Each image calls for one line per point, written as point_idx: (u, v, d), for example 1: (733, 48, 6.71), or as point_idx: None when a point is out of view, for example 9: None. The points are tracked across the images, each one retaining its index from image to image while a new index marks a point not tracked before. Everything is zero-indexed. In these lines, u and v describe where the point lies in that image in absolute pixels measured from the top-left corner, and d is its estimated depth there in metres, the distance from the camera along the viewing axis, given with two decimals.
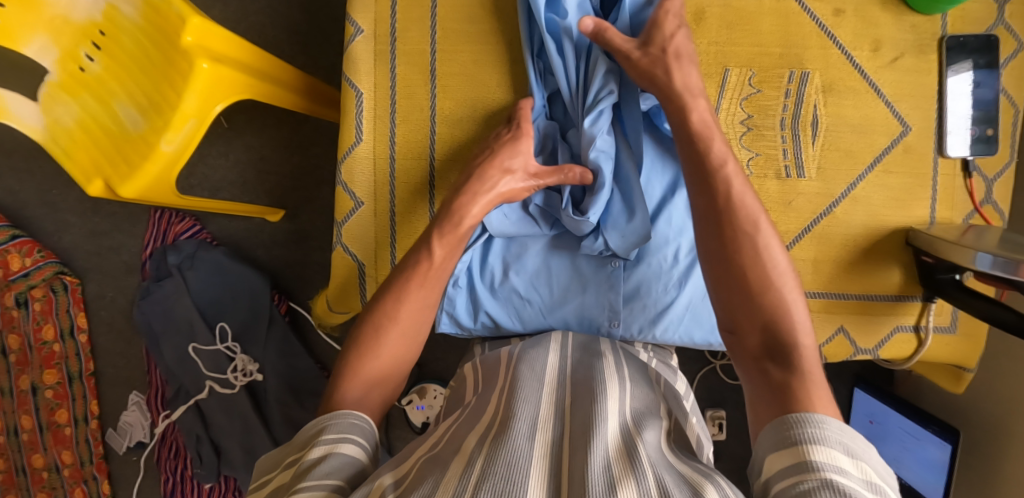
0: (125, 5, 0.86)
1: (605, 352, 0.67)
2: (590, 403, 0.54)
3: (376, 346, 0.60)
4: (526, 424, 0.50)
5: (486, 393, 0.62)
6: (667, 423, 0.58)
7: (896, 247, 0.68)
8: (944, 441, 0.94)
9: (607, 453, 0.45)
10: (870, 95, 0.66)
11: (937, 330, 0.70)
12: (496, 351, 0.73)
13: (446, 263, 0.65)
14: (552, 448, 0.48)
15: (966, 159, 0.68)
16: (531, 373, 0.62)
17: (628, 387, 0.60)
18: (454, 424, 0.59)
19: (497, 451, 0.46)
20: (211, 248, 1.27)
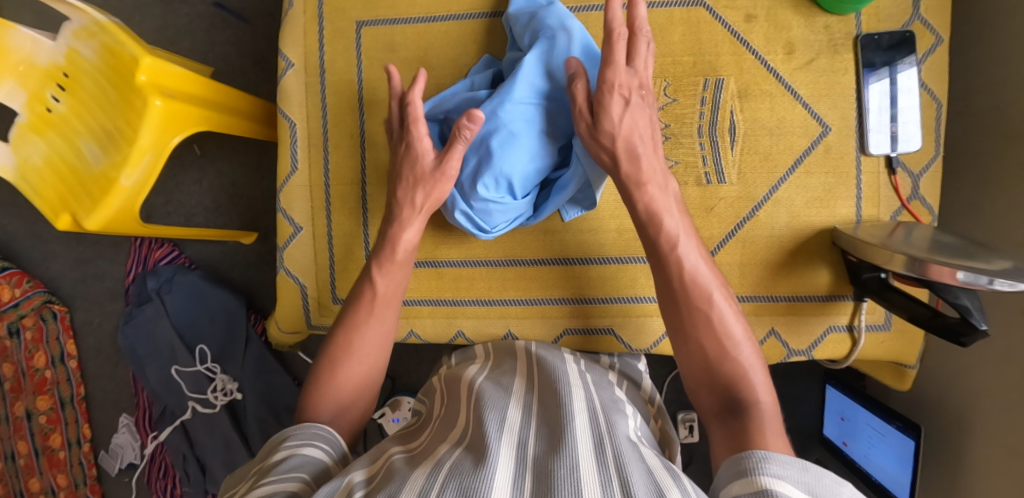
0: (85, 47, 0.90)
1: (568, 358, 0.69)
2: (556, 408, 0.56)
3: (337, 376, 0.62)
4: (495, 428, 0.52)
5: (453, 404, 0.64)
6: (633, 417, 0.60)
7: (823, 247, 0.68)
8: (908, 437, 0.92)
9: (577, 449, 0.48)
10: (785, 98, 0.67)
11: (870, 328, 0.70)
12: (463, 366, 0.73)
13: (394, 288, 0.68)
14: (521, 450, 0.50)
15: (889, 156, 0.68)
16: (498, 383, 0.64)
17: (592, 389, 0.62)
18: (425, 434, 0.61)
19: (470, 457, 0.48)
20: (189, 272, 1.31)
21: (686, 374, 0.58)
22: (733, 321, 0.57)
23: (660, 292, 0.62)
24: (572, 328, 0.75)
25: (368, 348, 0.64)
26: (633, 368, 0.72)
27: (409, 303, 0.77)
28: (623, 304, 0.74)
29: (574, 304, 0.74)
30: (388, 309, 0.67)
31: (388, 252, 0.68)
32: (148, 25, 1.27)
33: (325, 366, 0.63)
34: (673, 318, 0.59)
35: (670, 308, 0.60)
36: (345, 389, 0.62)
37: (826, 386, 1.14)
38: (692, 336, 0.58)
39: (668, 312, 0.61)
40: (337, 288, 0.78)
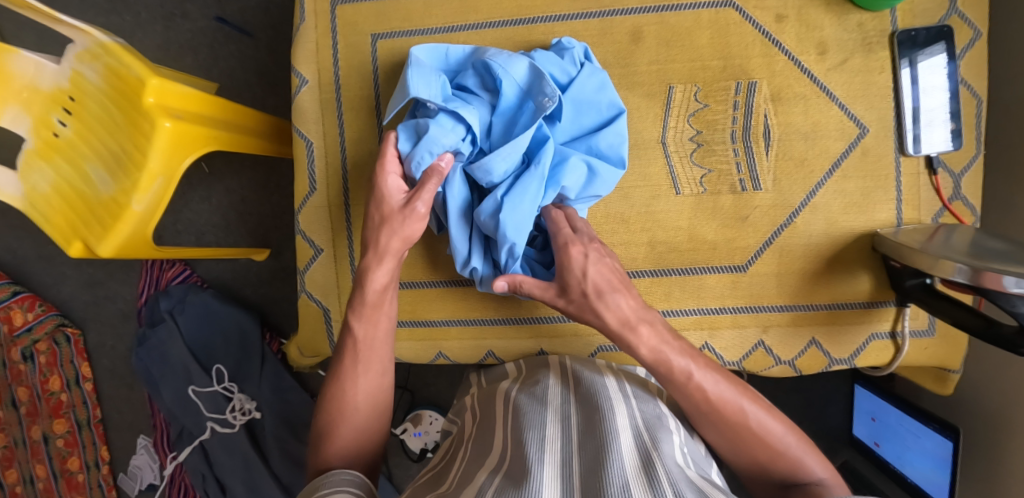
0: (88, 70, 0.88)
1: (606, 370, 0.67)
2: (597, 426, 0.54)
3: (335, 430, 0.62)
4: (534, 452, 0.50)
5: (487, 424, 0.62)
6: (678, 429, 0.59)
7: (863, 253, 0.66)
8: (945, 439, 0.90)
9: (625, 471, 0.46)
10: (820, 100, 0.65)
11: (914, 334, 0.67)
12: (495, 380, 0.72)
13: (374, 333, 0.65)
14: (564, 474, 0.48)
15: (929, 156, 0.65)
16: (534, 399, 0.62)
17: (634, 402, 0.60)
18: (461, 457, 0.59)
19: (512, 484, 0.46)
20: (201, 291, 1.29)
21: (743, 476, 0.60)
22: (772, 422, 0.58)
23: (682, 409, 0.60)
24: (606, 346, 0.73)
25: (365, 400, 0.63)
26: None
27: (434, 323, 0.75)
28: None
29: None
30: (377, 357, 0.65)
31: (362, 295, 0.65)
32: (151, 42, 1.25)
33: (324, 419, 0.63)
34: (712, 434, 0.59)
35: (706, 418, 0.58)
36: (348, 437, 0.62)
37: (854, 386, 1.13)
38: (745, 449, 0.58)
39: (706, 425, 0.59)
40: None
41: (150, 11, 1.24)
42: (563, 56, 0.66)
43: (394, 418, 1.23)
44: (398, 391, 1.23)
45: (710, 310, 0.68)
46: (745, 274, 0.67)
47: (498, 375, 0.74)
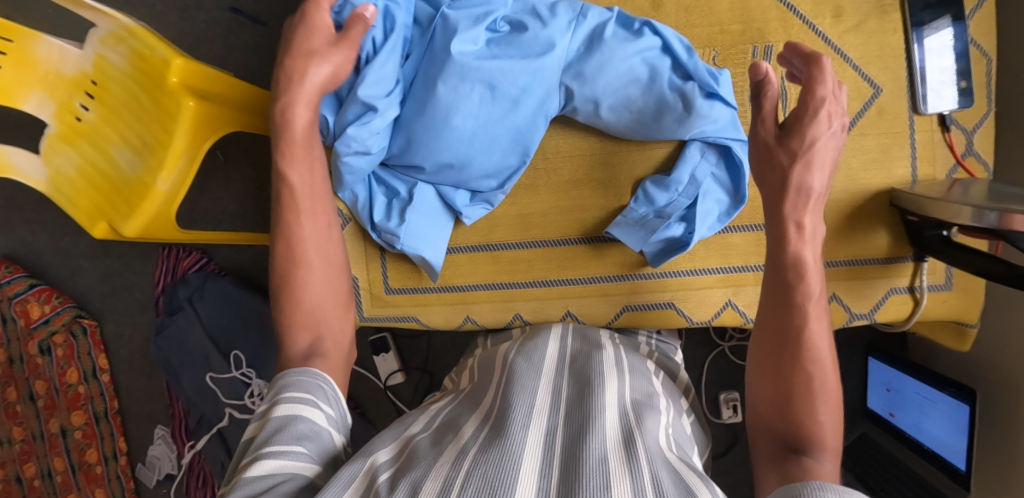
0: (113, 54, 0.90)
1: (606, 347, 0.66)
2: (586, 397, 0.54)
3: (296, 290, 0.61)
4: (521, 414, 0.50)
5: (481, 388, 0.61)
6: (665, 412, 0.58)
7: (881, 209, 0.68)
8: (962, 403, 0.91)
9: (604, 444, 0.45)
10: (835, 61, 0.67)
11: (932, 288, 0.69)
12: (497, 345, 0.71)
13: (309, 177, 0.63)
14: (548, 438, 0.47)
15: (942, 114, 0.67)
16: (529, 363, 0.61)
17: (627, 383, 0.59)
18: (446, 414, 0.58)
19: (494, 439, 0.46)
20: (219, 278, 1.30)
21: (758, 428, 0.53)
22: (818, 342, 0.53)
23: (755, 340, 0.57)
24: (631, 305, 0.74)
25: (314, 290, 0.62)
26: (668, 352, 0.72)
27: (464, 289, 0.75)
28: (681, 278, 0.73)
29: (630, 280, 0.74)
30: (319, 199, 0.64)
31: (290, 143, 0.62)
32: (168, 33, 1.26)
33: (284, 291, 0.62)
34: (765, 346, 0.56)
35: (767, 328, 0.56)
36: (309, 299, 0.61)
37: (868, 357, 1.14)
38: (780, 379, 0.53)
39: (762, 346, 0.56)
40: (389, 278, 0.76)
41: (166, 4, 1.29)
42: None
43: (413, 401, 1.24)
44: (417, 372, 1.25)
45: (734, 268, 0.72)
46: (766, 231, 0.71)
47: (503, 338, 0.74)
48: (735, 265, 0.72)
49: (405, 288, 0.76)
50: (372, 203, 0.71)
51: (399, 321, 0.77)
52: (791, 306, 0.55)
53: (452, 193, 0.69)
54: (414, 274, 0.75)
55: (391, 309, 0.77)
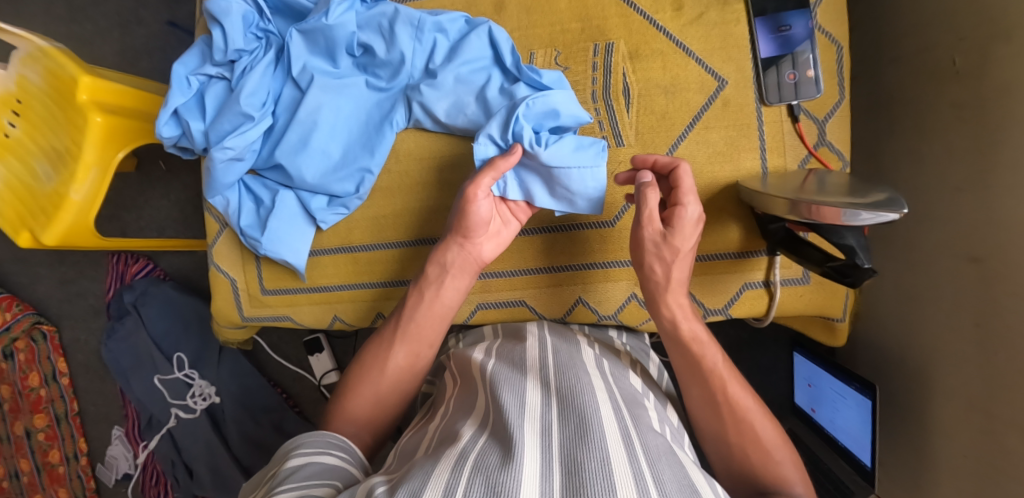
0: (32, 73, 0.94)
1: (583, 344, 0.68)
2: (576, 395, 0.54)
3: (351, 404, 0.67)
4: (517, 414, 0.50)
5: (468, 387, 0.62)
6: (652, 407, 0.59)
7: (730, 203, 0.68)
8: (865, 397, 0.90)
9: (607, 442, 0.46)
10: (678, 55, 0.67)
11: (789, 282, 0.69)
12: (469, 346, 0.71)
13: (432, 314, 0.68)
14: (547, 438, 0.48)
15: (791, 104, 0.67)
16: (512, 364, 0.62)
17: (611, 379, 0.61)
18: (441, 420, 0.60)
19: (495, 446, 0.47)
20: (162, 283, 1.35)
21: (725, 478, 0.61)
22: (744, 394, 0.62)
23: (694, 391, 0.64)
24: (485, 303, 0.77)
25: (395, 371, 0.67)
26: (642, 348, 0.75)
27: (328, 289, 0.77)
28: (531, 276, 0.75)
29: (482, 278, 0.76)
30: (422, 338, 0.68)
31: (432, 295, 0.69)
32: (109, 48, 1.31)
33: (347, 399, 0.68)
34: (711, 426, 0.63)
35: (697, 381, 0.63)
36: (366, 404, 0.67)
37: (793, 352, 1.13)
38: (726, 420, 0.61)
39: (697, 396, 0.64)
40: (263, 280, 0.78)
41: (107, 19, 1.31)
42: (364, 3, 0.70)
43: None
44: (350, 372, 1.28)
45: (581, 266, 0.73)
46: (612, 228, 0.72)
47: (476, 337, 0.76)
48: (584, 263, 0.73)
49: (278, 290, 0.78)
50: (241, 209, 0.74)
51: (274, 320, 0.80)
52: (705, 377, 0.63)
53: (308, 198, 0.73)
54: (284, 276, 0.77)
55: (267, 309, 0.79)
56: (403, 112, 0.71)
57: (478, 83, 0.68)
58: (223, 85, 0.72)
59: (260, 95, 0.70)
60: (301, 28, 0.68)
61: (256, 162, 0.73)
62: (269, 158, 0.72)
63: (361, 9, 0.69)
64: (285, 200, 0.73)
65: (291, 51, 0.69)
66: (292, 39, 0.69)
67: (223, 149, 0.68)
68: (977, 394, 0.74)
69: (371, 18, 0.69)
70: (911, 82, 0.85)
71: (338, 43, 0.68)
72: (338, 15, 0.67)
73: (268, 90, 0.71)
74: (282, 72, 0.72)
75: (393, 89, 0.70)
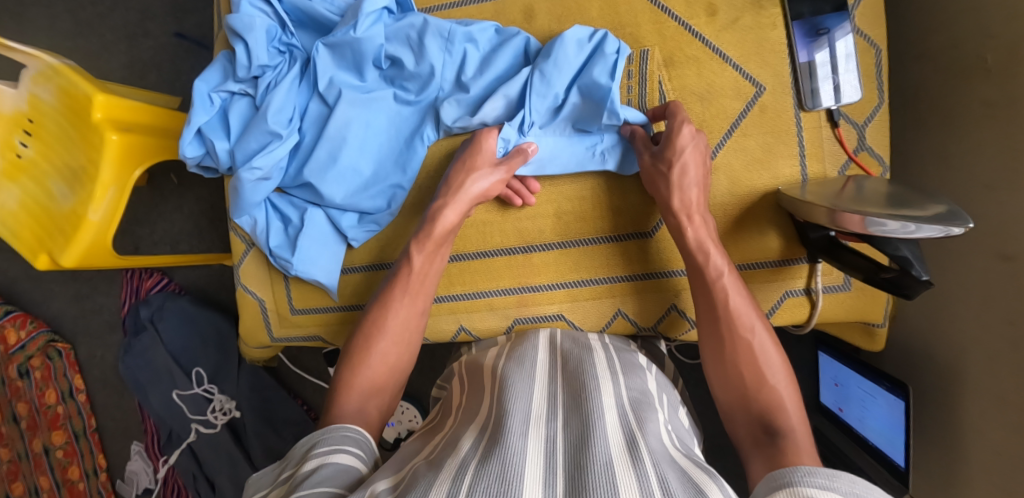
0: (44, 92, 0.93)
1: (596, 347, 0.67)
2: (584, 401, 0.53)
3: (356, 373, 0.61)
4: (520, 420, 0.49)
5: (475, 396, 0.60)
6: (663, 409, 0.57)
7: (770, 211, 0.67)
8: (897, 397, 0.89)
9: (609, 448, 0.45)
10: (713, 61, 0.67)
11: (830, 289, 0.68)
12: (483, 354, 0.71)
13: (430, 267, 0.67)
14: (551, 446, 0.47)
15: (830, 109, 0.66)
16: (521, 370, 0.60)
17: (622, 380, 0.59)
18: (448, 427, 0.58)
19: (494, 451, 0.45)
20: (178, 298, 1.34)
21: (725, 402, 0.58)
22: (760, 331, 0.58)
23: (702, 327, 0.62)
24: (521, 318, 0.75)
25: (398, 323, 0.64)
26: (658, 353, 0.73)
27: (359, 307, 0.76)
28: (569, 289, 0.73)
29: (518, 293, 0.74)
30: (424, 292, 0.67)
31: (427, 226, 0.66)
32: (116, 61, 1.30)
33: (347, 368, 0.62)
34: (716, 364, 0.59)
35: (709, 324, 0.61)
36: (374, 366, 0.61)
37: (818, 352, 1.12)
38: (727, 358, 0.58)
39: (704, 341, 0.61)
40: (293, 300, 0.77)
41: (113, 32, 1.29)
42: (392, 13, 0.69)
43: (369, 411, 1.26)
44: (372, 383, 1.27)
45: (619, 278, 0.72)
46: (651, 239, 0.70)
47: (489, 343, 0.74)
48: (623, 275, 0.72)
49: (311, 309, 0.77)
50: (269, 228, 0.72)
51: (305, 340, 0.79)
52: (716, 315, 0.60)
53: (338, 216, 0.71)
54: (314, 296, 0.76)
55: (297, 329, 0.78)
56: (433, 125, 0.69)
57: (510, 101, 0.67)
58: (248, 102, 0.70)
59: (286, 111, 0.68)
60: (328, 41, 0.67)
61: (283, 180, 0.72)
62: (297, 176, 0.71)
63: (388, 20, 0.68)
64: (315, 218, 0.71)
65: (318, 65, 0.68)
66: (319, 52, 0.68)
67: (250, 169, 0.66)
68: (1012, 395, 0.73)
69: (400, 29, 0.67)
70: (940, 80, 0.84)
71: (367, 56, 0.66)
72: (367, 28, 0.65)
73: (294, 107, 0.69)
74: (307, 87, 0.70)
75: (420, 103, 0.69)
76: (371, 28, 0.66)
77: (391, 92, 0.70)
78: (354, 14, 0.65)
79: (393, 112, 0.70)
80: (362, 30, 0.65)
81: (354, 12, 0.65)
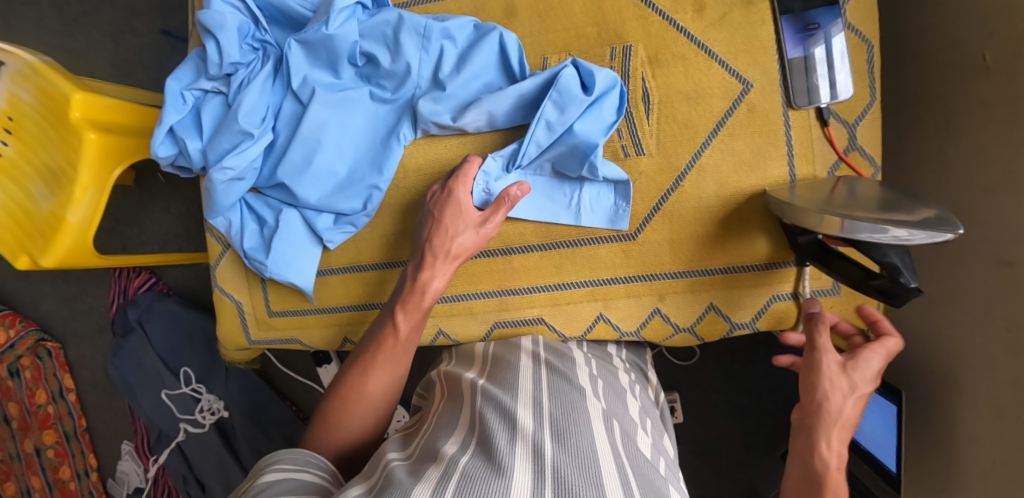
0: (23, 92, 0.91)
1: (580, 362, 0.65)
2: (570, 419, 0.52)
3: (330, 433, 0.62)
4: (506, 439, 0.47)
5: (455, 407, 0.58)
6: (643, 434, 0.56)
7: (757, 214, 0.65)
8: (890, 403, 0.87)
9: (597, 474, 0.43)
10: (700, 58, 0.65)
11: (819, 293, 0.67)
12: (460, 367, 0.69)
13: (414, 333, 0.65)
14: (539, 459, 0.45)
15: (820, 107, 0.63)
16: (502, 386, 0.59)
17: (606, 401, 0.58)
18: (424, 434, 0.56)
19: (480, 469, 0.43)
20: (166, 299, 1.32)
21: None
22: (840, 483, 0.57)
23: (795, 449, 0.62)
24: (501, 323, 0.73)
25: (376, 390, 0.63)
26: (641, 363, 0.75)
27: (337, 310, 0.74)
28: (550, 293, 0.71)
29: (498, 296, 0.73)
30: (403, 357, 0.65)
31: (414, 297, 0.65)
32: (102, 60, 1.28)
33: (322, 424, 0.63)
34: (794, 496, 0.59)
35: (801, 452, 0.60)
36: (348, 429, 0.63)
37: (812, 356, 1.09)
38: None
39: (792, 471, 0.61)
40: (270, 303, 0.75)
41: (99, 30, 1.27)
42: (366, 8, 0.66)
43: None
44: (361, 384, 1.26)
45: (602, 282, 0.70)
46: (635, 242, 0.68)
47: (467, 355, 0.72)
48: (606, 278, 0.70)
49: (290, 313, 0.75)
50: (244, 230, 0.71)
51: (283, 343, 0.77)
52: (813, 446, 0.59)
53: (314, 217, 0.70)
54: (291, 299, 0.75)
55: (274, 333, 0.77)
56: (411, 123, 0.67)
57: (508, 151, 0.67)
58: (221, 100, 0.69)
59: (259, 111, 0.66)
60: (301, 37, 0.65)
61: (258, 180, 0.70)
62: (271, 177, 0.69)
63: (363, 16, 0.66)
64: (291, 220, 0.70)
65: (291, 63, 0.66)
66: (291, 49, 0.65)
67: (222, 170, 0.65)
68: (1007, 402, 0.71)
69: (374, 25, 0.65)
70: (937, 78, 0.81)
71: (341, 53, 0.64)
72: (340, 24, 0.63)
73: (267, 106, 0.68)
74: (281, 86, 0.68)
75: (397, 101, 0.67)
76: (344, 24, 0.64)
77: (367, 89, 0.68)
78: (326, 10, 0.63)
79: (369, 110, 0.68)
80: (336, 26, 0.63)
81: (326, 7, 0.63)
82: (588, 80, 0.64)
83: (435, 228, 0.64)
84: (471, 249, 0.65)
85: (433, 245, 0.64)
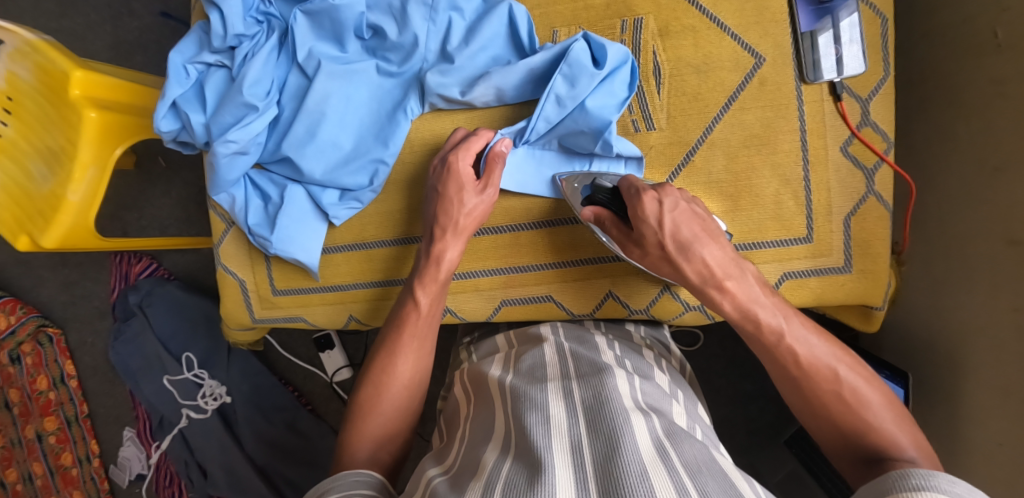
0: (23, 70, 0.90)
1: (603, 346, 0.63)
2: (602, 397, 0.49)
3: (366, 426, 0.59)
4: (543, 434, 0.44)
5: (486, 408, 0.56)
6: (677, 408, 0.54)
7: (768, 189, 0.65)
8: (898, 385, 0.86)
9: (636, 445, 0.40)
10: (711, 31, 0.64)
11: (831, 270, 0.66)
12: (486, 362, 0.67)
13: (436, 309, 0.65)
14: (579, 453, 0.42)
15: (833, 81, 0.63)
16: (531, 380, 0.56)
17: (637, 381, 0.55)
18: (461, 444, 0.53)
19: (523, 471, 0.41)
20: (167, 283, 1.32)
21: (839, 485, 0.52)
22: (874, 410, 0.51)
23: (773, 374, 0.58)
24: (508, 300, 0.73)
25: (407, 374, 0.62)
26: (662, 339, 0.71)
27: (344, 288, 0.73)
28: (558, 270, 0.71)
29: (504, 274, 0.72)
30: (430, 335, 0.65)
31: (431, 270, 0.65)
32: (101, 42, 1.26)
33: (357, 418, 0.60)
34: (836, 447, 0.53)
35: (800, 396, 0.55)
36: (385, 420, 0.60)
37: None
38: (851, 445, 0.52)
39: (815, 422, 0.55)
40: (274, 281, 0.75)
41: (98, 12, 1.26)
42: None
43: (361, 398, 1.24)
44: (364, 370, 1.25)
45: (612, 259, 0.69)
46: None
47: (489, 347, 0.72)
48: (615, 256, 0.69)
49: (295, 290, 0.75)
50: (248, 206, 0.70)
51: (286, 321, 0.77)
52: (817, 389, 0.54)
53: (319, 193, 0.69)
54: (296, 276, 0.74)
55: (278, 310, 0.76)
56: (416, 97, 0.67)
57: (517, 126, 0.66)
58: (225, 74, 0.68)
59: (264, 83, 0.65)
60: (308, 8, 0.64)
61: (262, 155, 0.69)
62: (276, 151, 0.68)
63: None
64: (295, 195, 0.69)
65: (298, 36, 0.65)
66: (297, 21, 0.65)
67: (226, 143, 0.64)
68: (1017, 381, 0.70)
69: None
70: (946, 56, 0.81)
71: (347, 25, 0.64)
72: None
73: (272, 79, 0.67)
74: (286, 59, 0.68)
75: (404, 75, 0.66)
76: None
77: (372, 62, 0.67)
78: None
79: (374, 84, 0.67)
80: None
81: None
82: (600, 55, 0.63)
83: (444, 203, 0.64)
84: (480, 216, 0.66)
85: (447, 217, 0.64)
